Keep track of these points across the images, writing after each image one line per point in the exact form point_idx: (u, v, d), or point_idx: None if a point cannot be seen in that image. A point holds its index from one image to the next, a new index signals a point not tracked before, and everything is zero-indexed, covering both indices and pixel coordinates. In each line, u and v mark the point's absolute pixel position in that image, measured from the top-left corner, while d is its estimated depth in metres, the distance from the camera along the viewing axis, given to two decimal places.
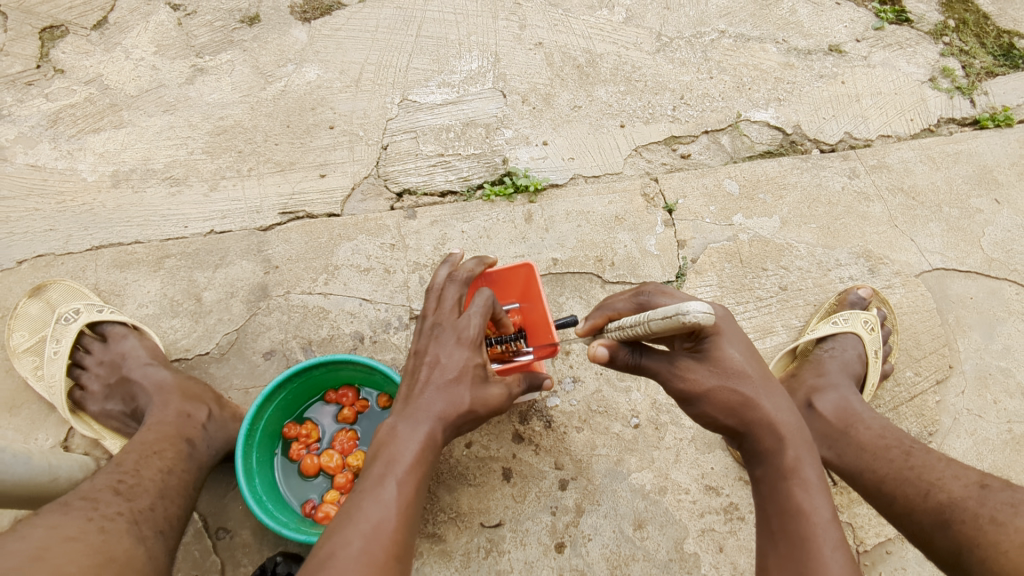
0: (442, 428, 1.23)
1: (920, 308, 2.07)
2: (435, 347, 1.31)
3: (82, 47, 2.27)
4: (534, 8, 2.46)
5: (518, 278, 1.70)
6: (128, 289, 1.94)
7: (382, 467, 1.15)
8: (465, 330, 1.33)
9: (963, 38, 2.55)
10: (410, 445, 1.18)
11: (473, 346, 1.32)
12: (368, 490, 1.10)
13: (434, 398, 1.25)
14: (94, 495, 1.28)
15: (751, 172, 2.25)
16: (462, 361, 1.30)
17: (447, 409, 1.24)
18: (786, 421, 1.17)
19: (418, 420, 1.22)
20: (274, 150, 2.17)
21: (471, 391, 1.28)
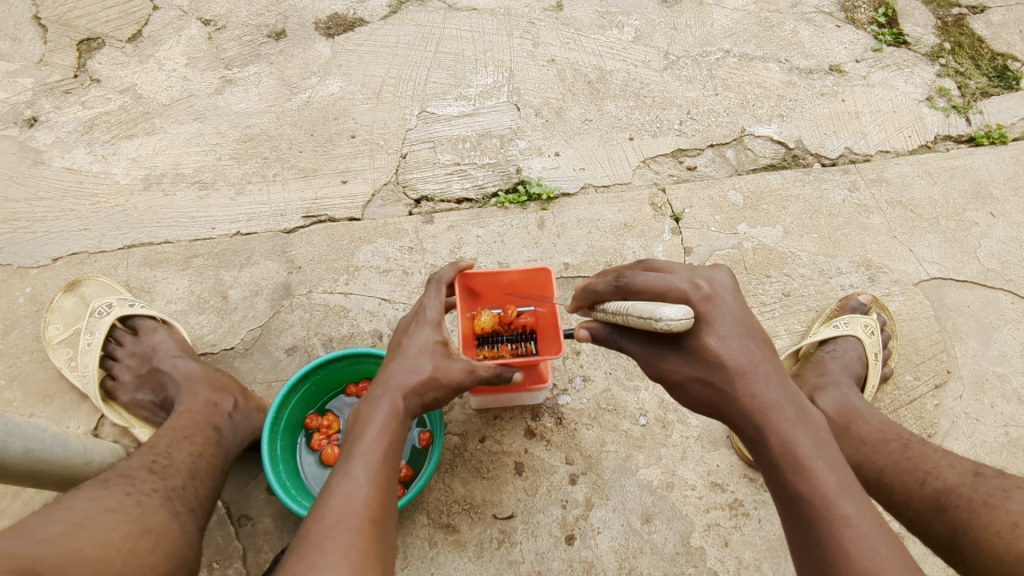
0: (404, 397, 1.29)
1: (918, 315, 2.14)
2: (399, 333, 1.43)
3: (117, 59, 2.39)
4: (547, 27, 2.58)
5: (535, 282, 1.72)
6: (158, 286, 2.03)
7: (349, 445, 1.21)
8: (425, 315, 1.43)
9: (958, 60, 2.66)
10: (371, 418, 1.25)
11: (436, 326, 1.41)
12: (338, 468, 1.17)
13: (394, 372, 1.32)
14: (130, 473, 1.30)
15: (755, 184, 2.34)
16: (422, 340, 1.39)
17: (405, 380, 1.31)
18: (769, 405, 1.18)
19: (379, 394, 1.29)
20: (298, 157, 2.27)
21: (432, 361, 1.34)
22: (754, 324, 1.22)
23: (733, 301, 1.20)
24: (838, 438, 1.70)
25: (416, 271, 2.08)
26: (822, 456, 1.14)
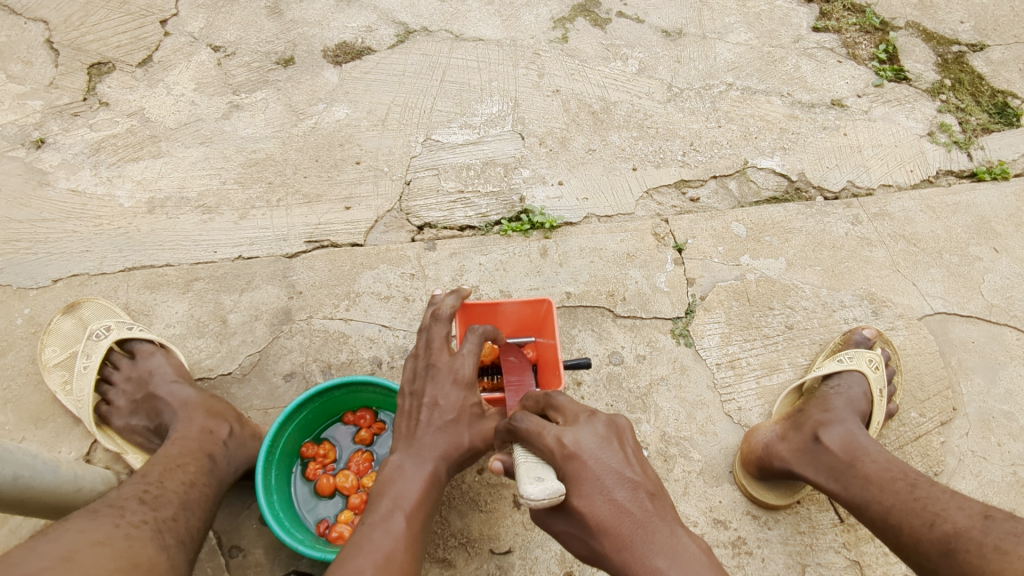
0: (443, 464, 1.44)
1: (923, 350, 2.12)
2: (431, 389, 1.49)
3: (126, 83, 2.42)
4: (552, 58, 2.61)
5: (537, 312, 1.75)
6: (157, 309, 2.02)
7: (390, 502, 1.33)
8: (459, 372, 1.51)
9: (959, 96, 2.68)
10: (414, 481, 1.38)
11: (468, 385, 1.51)
12: (379, 523, 1.28)
13: (436, 438, 1.45)
14: (120, 503, 1.27)
15: (758, 216, 2.34)
16: (459, 402, 1.49)
17: (447, 447, 1.46)
18: (636, 552, 1.10)
19: (422, 458, 1.43)
20: (302, 183, 2.27)
21: (469, 430, 1.49)
22: (624, 468, 1.19)
23: (597, 449, 1.20)
24: (843, 477, 1.67)
25: (417, 298, 2.08)
26: None
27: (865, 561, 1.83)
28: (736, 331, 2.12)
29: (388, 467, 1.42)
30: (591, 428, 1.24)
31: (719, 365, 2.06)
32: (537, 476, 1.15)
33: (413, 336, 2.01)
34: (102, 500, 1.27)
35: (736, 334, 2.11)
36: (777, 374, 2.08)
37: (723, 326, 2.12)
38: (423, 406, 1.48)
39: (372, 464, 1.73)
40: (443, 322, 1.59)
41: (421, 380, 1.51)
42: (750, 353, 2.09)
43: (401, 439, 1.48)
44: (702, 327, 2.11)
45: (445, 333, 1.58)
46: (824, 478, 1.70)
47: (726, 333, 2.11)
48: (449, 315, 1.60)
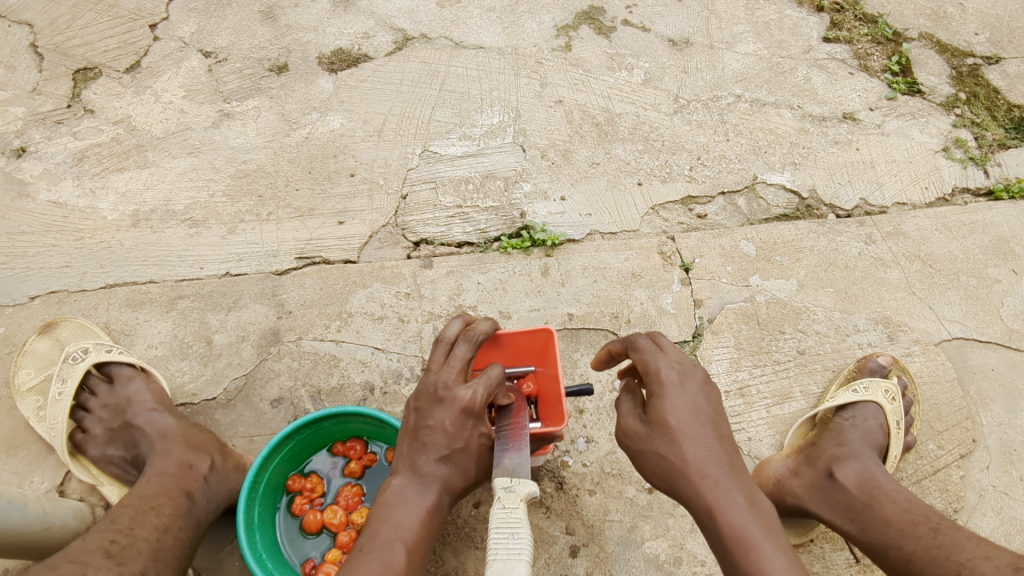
0: (446, 495, 1.33)
1: (940, 378, 2.03)
2: (440, 411, 1.33)
3: (113, 89, 2.33)
4: (555, 67, 2.53)
5: (537, 341, 1.66)
6: (139, 329, 1.93)
7: (391, 531, 1.23)
8: (469, 399, 1.33)
9: (974, 110, 2.60)
10: (416, 511, 1.27)
11: (477, 415, 1.35)
12: (376, 554, 1.18)
13: (442, 467, 1.32)
14: (83, 558, 1.18)
15: (768, 234, 2.25)
16: (468, 431, 1.34)
17: (452, 478, 1.33)
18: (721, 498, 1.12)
19: (426, 485, 1.31)
20: (294, 196, 2.18)
21: (475, 461, 1.35)
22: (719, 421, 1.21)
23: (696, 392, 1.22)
24: (861, 518, 1.59)
25: (412, 318, 1.98)
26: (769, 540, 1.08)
27: None
28: (746, 356, 2.03)
29: (389, 490, 1.30)
30: (686, 408, 1.21)
31: (728, 393, 1.98)
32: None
33: (407, 360, 1.92)
34: (62, 555, 1.18)
35: (746, 359, 2.02)
36: (789, 403, 1.99)
37: (732, 351, 2.03)
38: (425, 430, 1.33)
39: (362, 499, 1.63)
40: (469, 340, 1.42)
41: (427, 401, 1.35)
42: (760, 379, 2.01)
43: (403, 462, 1.34)
44: (710, 352, 2.02)
45: (466, 353, 1.40)
46: (840, 518, 1.62)
47: (735, 358, 2.02)
48: (477, 335, 1.43)
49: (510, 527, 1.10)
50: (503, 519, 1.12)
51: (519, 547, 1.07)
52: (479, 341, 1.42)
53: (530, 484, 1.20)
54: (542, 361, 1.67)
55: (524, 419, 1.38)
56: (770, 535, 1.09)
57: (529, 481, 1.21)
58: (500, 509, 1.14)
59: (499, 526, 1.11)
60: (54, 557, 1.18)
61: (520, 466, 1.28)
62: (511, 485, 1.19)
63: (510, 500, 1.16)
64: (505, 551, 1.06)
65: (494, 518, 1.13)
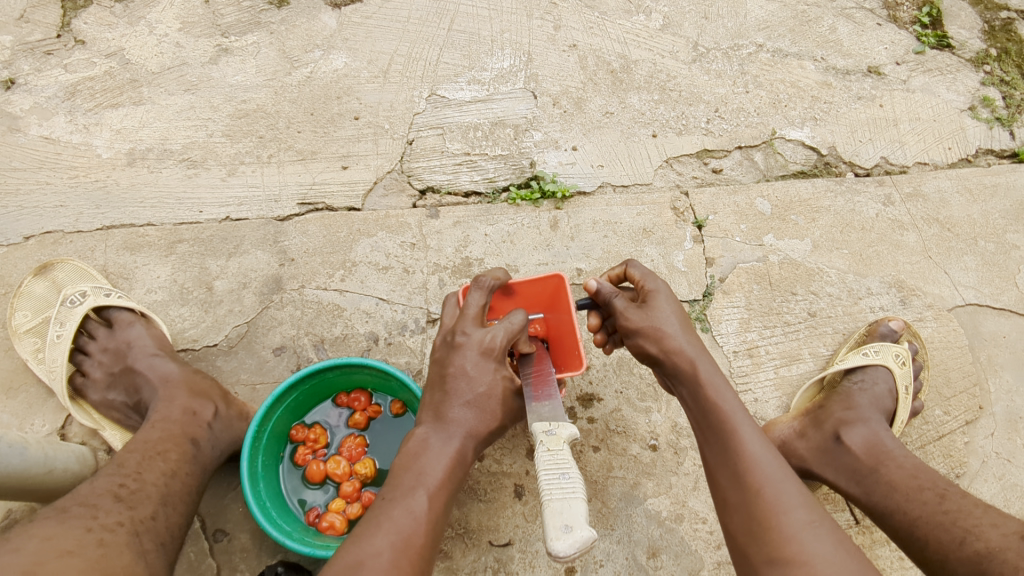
0: (472, 443, 1.28)
1: (951, 344, 2.01)
2: (460, 357, 1.31)
3: (104, 19, 2.20)
4: (570, 9, 2.40)
5: (546, 288, 1.61)
6: (138, 273, 1.88)
7: (413, 479, 1.18)
8: (489, 343, 1.32)
9: (1004, 68, 2.49)
10: (440, 459, 1.22)
11: (498, 359, 1.33)
12: (399, 502, 1.14)
13: (465, 412, 1.28)
14: (93, 502, 1.16)
15: (785, 193, 2.18)
16: (490, 375, 1.32)
17: (477, 424, 1.29)
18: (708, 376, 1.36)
19: (449, 434, 1.26)
20: (296, 138, 2.10)
21: (501, 404, 1.32)
22: (689, 323, 1.46)
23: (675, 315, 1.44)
24: (865, 481, 1.58)
25: (417, 269, 1.94)
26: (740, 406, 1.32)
27: (879, 566, 1.76)
28: (756, 317, 2.00)
29: (413, 440, 1.26)
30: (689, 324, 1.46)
31: (737, 353, 1.96)
32: (565, 526, 1.02)
33: (412, 311, 1.88)
34: (70, 499, 1.16)
35: (756, 320, 2.00)
36: (797, 365, 1.97)
37: (743, 311, 2.00)
38: (447, 376, 1.31)
39: (365, 450, 1.63)
40: (484, 288, 1.40)
41: (446, 350, 1.34)
42: (769, 341, 1.98)
43: (428, 413, 1.30)
44: (720, 312, 1.99)
45: (481, 300, 1.38)
46: (845, 481, 1.62)
47: (745, 319, 1.99)
48: (491, 282, 1.40)
49: (560, 468, 1.12)
50: (551, 462, 1.14)
51: (572, 486, 1.09)
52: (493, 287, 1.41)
53: (569, 426, 1.22)
54: (551, 307, 1.64)
55: (547, 366, 1.39)
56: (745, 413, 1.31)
57: (568, 423, 1.23)
58: (546, 452, 1.16)
59: (548, 467, 1.12)
60: (64, 501, 1.16)
61: (555, 412, 1.28)
62: (551, 429, 1.21)
63: (553, 442, 1.18)
64: (559, 491, 1.08)
65: (541, 460, 1.15)
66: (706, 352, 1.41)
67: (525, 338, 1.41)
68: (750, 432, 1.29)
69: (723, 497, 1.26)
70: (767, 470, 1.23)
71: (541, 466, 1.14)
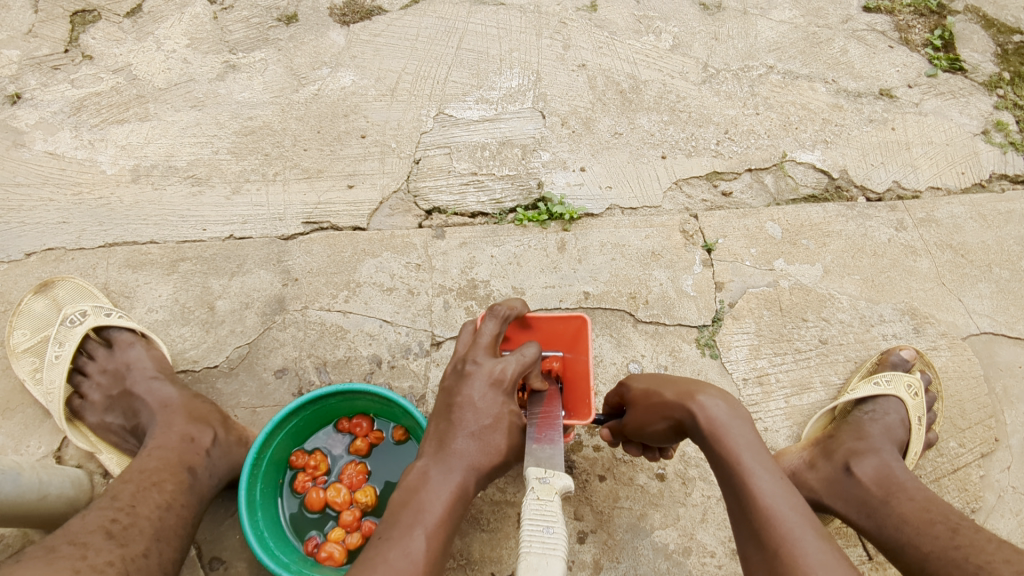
0: (473, 478, 1.23)
1: (966, 374, 1.97)
2: (468, 386, 1.29)
3: (113, 35, 2.20)
4: (579, 29, 2.39)
5: (567, 330, 1.58)
6: (139, 291, 1.86)
7: (411, 515, 1.13)
8: (498, 373, 1.30)
9: (1018, 92, 2.46)
10: (440, 494, 1.17)
11: (506, 392, 1.30)
12: (395, 541, 1.08)
13: (469, 445, 1.24)
14: (83, 540, 1.13)
15: (795, 216, 2.15)
16: (497, 407, 1.28)
17: (479, 457, 1.24)
18: (714, 418, 1.22)
19: (451, 467, 1.21)
20: (302, 156, 2.08)
21: (506, 439, 1.28)
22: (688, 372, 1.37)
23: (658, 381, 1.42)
24: (876, 514, 1.55)
25: (422, 291, 1.91)
26: (751, 449, 1.18)
27: None
28: (766, 343, 1.96)
29: (412, 474, 1.22)
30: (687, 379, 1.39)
31: (746, 380, 1.92)
32: None
33: (416, 334, 1.85)
34: (60, 536, 1.13)
35: (766, 346, 1.96)
36: (808, 393, 1.93)
37: (753, 337, 1.96)
38: (453, 406, 1.28)
39: (366, 478, 1.59)
40: (498, 317, 1.40)
41: (455, 378, 1.32)
42: (780, 368, 1.94)
43: (430, 445, 1.26)
44: (730, 338, 1.95)
45: (494, 330, 1.37)
46: (854, 513, 1.59)
47: (755, 345, 1.96)
48: (506, 312, 1.40)
49: (545, 522, 1.03)
50: (538, 511, 1.05)
51: (554, 544, 1.00)
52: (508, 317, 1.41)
53: (565, 477, 1.14)
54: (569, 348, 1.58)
55: (556, 410, 1.34)
56: (757, 457, 1.17)
57: (563, 473, 1.14)
58: (535, 500, 1.07)
59: (533, 517, 1.04)
60: (53, 538, 1.12)
61: (554, 456, 1.20)
62: (546, 476, 1.12)
63: (545, 492, 1.09)
64: (540, 546, 0.99)
65: (527, 509, 1.06)
66: (711, 387, 1.28)
67: (537, 374, 1.39)
68: (765, 475, 1.15)
69: (746, 556, 1.11)
70: (786, 523, 1.07)
71: (524, 517, 1.05)
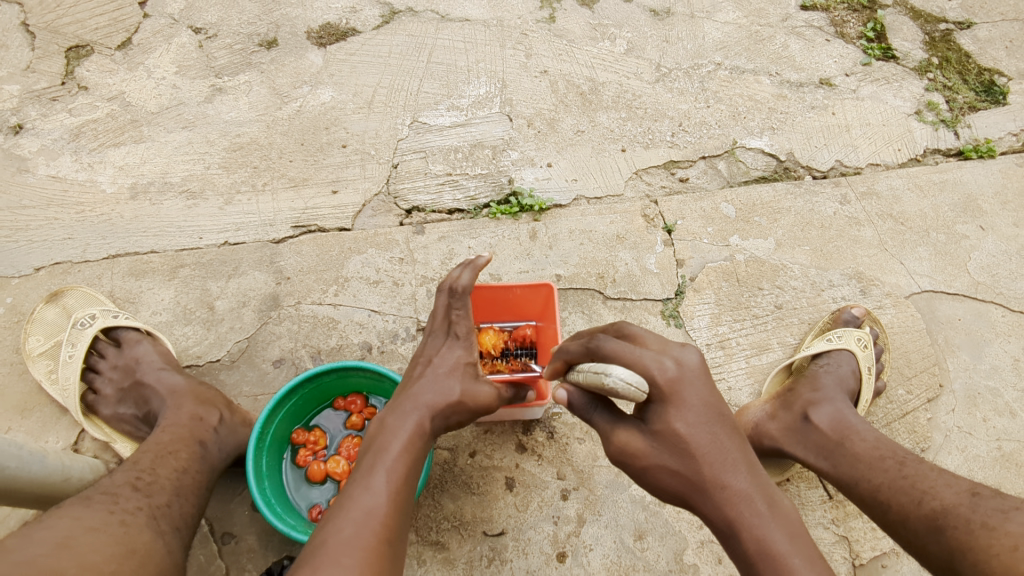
0: (429, 416, 1.36)
1: (910, 328, 2.14)
2: (430, 347, 1.51)
3: (106, 66, 2.37)
4: (540, 38, 2.58)
5: (538, 297, 1.74)
6: (143, 297, 2.00)
7: (372, 458, 1.25)
8: (455, 333, 1.51)
9: (946, 74, 2.68)
10: (398, 436, 1.29)
11: (464, 346, 1.50)
12: (358, 482, 1.20)
13: (424, 390, 1.39)
14: (113, 490, 1.29)
15: (747, 197, 2.34)
16: (453, 359, 1.47)
17: (435, 401, 1.37)
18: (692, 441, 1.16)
19: (406, 411, 1.35)
20: (288, 167, 2.24)
21: (460, 384, 1.42)
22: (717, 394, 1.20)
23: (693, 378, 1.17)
24: (833, 455, 1.69)
25: (406, 282, 2.06)
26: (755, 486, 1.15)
27: (854, 537, 1.86)
28: (726, 312, 2.13)
29: (373, 424, 1.34)
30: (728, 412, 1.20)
31: (709, 345, 2.08)
32: None
33: (402, 321, 2.00)
34: (94, 488, 1.29)
35: (726, 314, 2.13)
36: (766, 354, 2.09)
37: (713, 307, 2.13)
38: (417, 364, 1.48)
39: None
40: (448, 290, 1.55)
41: (421, 344, 1.54)
42: (740, 333, 2.11)
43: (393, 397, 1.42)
44: (692, 308, 2.12)
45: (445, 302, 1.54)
46: (813, 456, 1.73)
47: (716, 314, 2.12)
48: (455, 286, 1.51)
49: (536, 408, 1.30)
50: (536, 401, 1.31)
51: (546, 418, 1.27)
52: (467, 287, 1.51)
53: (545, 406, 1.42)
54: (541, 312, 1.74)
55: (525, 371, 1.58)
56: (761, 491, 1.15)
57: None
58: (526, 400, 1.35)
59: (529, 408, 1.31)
60: (87, 490, 1.28)
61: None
62: None
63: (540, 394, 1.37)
64: None
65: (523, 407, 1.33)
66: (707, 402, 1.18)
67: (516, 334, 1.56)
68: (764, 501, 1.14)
69: None
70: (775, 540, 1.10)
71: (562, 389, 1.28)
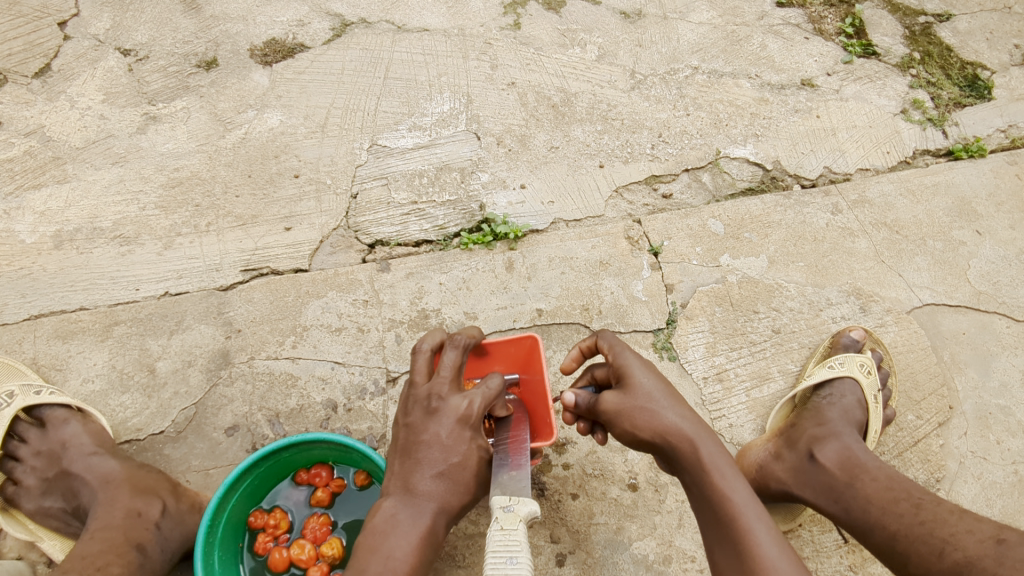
0: (442, 515, 1.27)
1: (915, 346, 2.02)
2: (435, 424, 1.30)
3: (21, 97, 2.11)
4: (505, 47, 2.39)
5: (521, 350, 1.60)
6: (72, 363, 1.77)
7: (381, 563, 1.16)
8: (465, 409, 1.31)
9: (929, 70, 2.56)
10: (409, 539, 1.21)
11: (474, 426, 1.32)
12: None
13: (437, 484, 1.27)
14: None
15: (735, 211, 2.19)
16: (466, 444, 1.30)
17: (448, 497, 1.27)
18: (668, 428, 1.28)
19: (420, 508, 1.24)
20: (234, 203, 2.02)
21: (474, 475, 1.31)
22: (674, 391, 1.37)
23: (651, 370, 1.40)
24: (843, 498, 1.54)
25: (372, 327, 1.86)
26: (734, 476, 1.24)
27: None
28: (721, 340, 1.98)
29: (380, 515, 1.24)
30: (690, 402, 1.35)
31: (706, 379, 1.93)
32: None
33: (370, 372, 1.81)
34: None
35: (721, 342, 1.98)
36: (767, 384, 1.95)
37: (708, 335, 1.98)
38: (419, 445, 1.29)
39: (330, 529, 1.53)
40: (458, 347, 1.39)
41: (421, 414, 1.31)
42: (737, 363, 1.96)
43: (395, 483, 1.28)
44: (686, 339, 1.97)
45: (455, 359, 1.37)
46: (823, 501, 1.57)
47: (711, 342, 1.97)
48: (465, 341, 1.40)
49: (508, 551, 1.08)
50: (501, 542, 1.10)
51: (519, 572, 1.05)
52: (463, 347, 1.39)
53: (530, 502, 1.18)
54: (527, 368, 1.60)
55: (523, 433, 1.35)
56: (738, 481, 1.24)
57: (529, 499, 1.19)
58: (498, 531, 1.12)
59: (496, 549, 1.09)
60: None
61: (521, 483, 1.24)
62: (510, 504, 1.17)
63: (509, 520, 1.14)
64: None
65: (492, 541, 1.11)
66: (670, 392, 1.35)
67: (501, 403, 1.41)
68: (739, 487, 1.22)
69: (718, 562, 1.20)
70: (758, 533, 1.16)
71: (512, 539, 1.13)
